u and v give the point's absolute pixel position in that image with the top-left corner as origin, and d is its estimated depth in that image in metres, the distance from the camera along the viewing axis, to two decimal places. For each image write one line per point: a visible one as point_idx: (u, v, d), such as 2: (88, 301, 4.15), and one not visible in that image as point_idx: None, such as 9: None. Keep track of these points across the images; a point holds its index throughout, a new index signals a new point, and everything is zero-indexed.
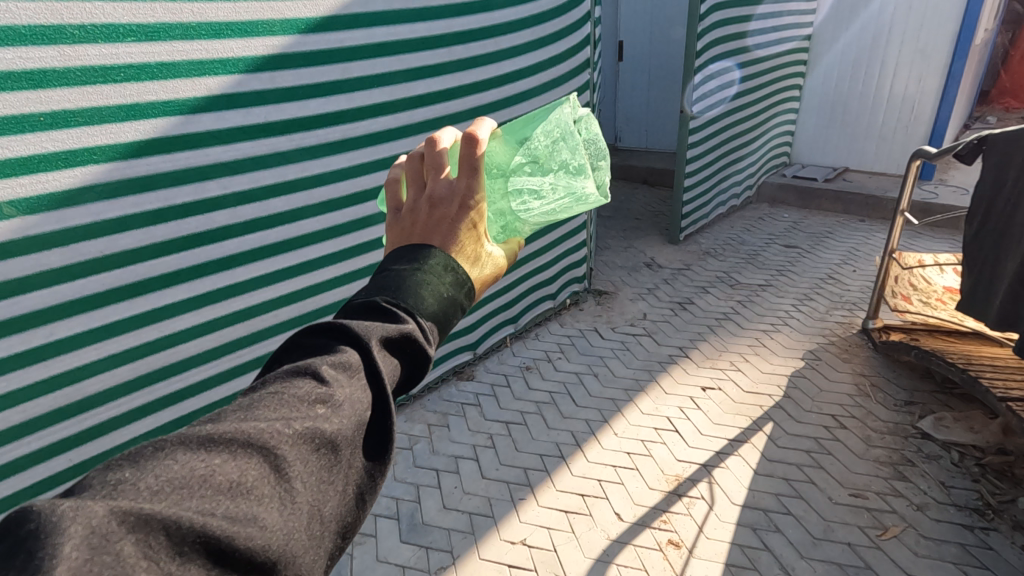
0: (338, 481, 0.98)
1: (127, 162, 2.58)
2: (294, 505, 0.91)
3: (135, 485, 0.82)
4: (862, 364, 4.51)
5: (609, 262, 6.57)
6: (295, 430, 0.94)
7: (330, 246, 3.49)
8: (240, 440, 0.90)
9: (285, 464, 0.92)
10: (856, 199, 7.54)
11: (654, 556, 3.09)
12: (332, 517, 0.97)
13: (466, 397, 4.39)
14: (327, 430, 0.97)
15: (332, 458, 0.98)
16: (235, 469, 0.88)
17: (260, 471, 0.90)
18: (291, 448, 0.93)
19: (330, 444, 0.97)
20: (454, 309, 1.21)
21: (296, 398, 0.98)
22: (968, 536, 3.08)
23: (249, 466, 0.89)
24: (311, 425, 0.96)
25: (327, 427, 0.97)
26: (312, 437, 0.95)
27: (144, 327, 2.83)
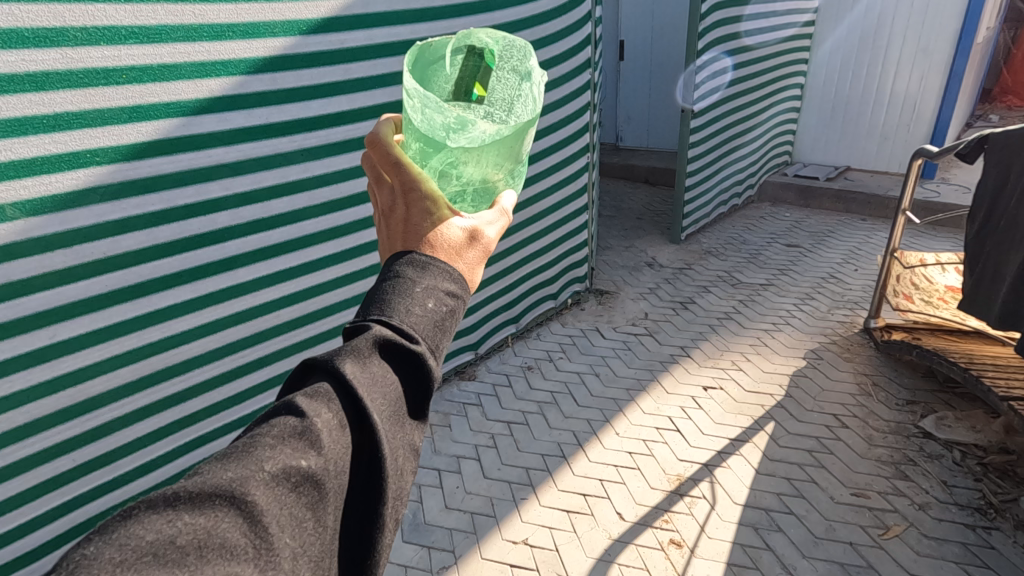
0: (321, 519, 0.95)
1: (130, 164, 2.59)
2: (272, 554, 0.86)
3: (96, 555, 0.77)
4: (864, 363, 4.51)
5: (610, 262, 6.57)
6: (269, 469, 0.92)
7: (332, 247, 3.50)
8: (210, 492, 0.86)
9: (260, 510, 0.88)
10: (858, 198, 7.53)
11: (656, 555, 3.09)
12: (316, 556, 0.93)
13: (468, 397, 4.40)
14: (303, 466, 0.94)
15: (315, 493, 0.95)
16: (205, 524, 0.84)
17: (232, 521, 0.86)
18: (266, 492, 0.90)
19: (307, 482, 0.94)
20: (440, 319, 1.18)
21: (270, 440, 0.96)
22: (970, 535, 3.08)
23: (221, 518, 0.85)
24: (285, 466, 0.93)
25: (303, 465, 0.94)
26: (286, 474, 0.93)
27: (147, 328, 2.83)
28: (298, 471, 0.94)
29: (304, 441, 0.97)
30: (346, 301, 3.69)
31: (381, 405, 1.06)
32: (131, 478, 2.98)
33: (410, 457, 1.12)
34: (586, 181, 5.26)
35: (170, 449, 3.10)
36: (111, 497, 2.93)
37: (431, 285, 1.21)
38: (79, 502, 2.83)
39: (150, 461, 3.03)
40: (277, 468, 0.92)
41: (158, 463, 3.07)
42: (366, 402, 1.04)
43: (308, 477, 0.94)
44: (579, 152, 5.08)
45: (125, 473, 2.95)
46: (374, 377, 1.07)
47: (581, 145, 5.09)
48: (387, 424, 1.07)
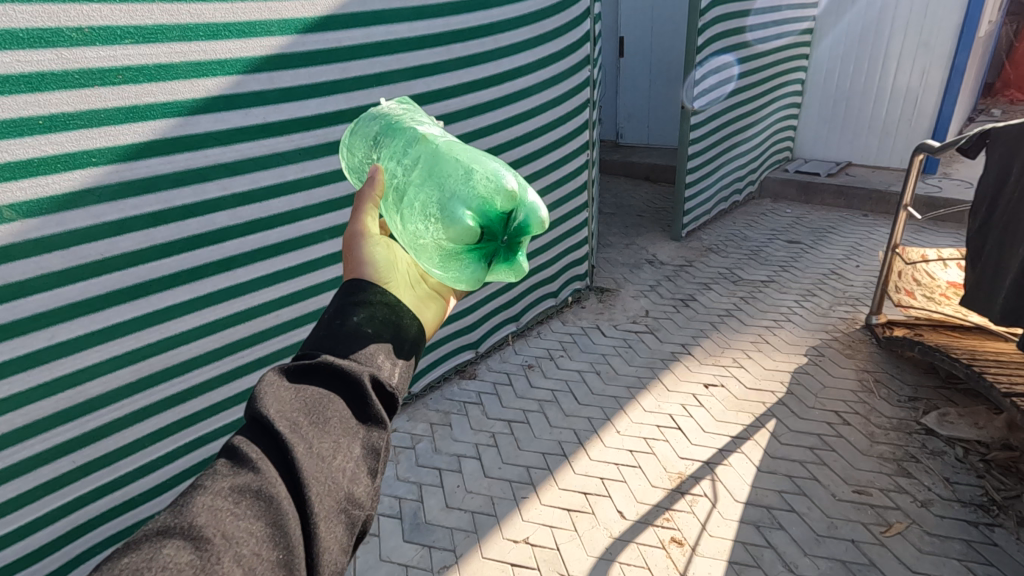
0: (267, 526, 1.02)
1: (127, 164, 2.58)
2: (218, 561, 0.95)
3: None
4: (865, 359, 4.49)
5: (611, 259, 6.55)
6: (209, 495, 1.03)
7: (330, 247, 3.49)
8: (154, 531, 0.97)
9: (200, 531, 0.97)
10: (860, 194, 7.49)
11: (657, 554, 3.08)
12: (270, 558, 0.99)
13: (468, 396, 4.39)
14: (236, 484, 1.04)
15: (260, 504, 1.04)
16: (149, 555, 0.93)
17: (176, 546, 0.95)
18: (204, 514, 0.99)
19: (244, 496, 1.04)
20: (355, 330, 1.39)
21: (205, 477, 1.07)
22: (972, 532, 3.07)
23: (165, 547, 0.94)
24: (220, 490, 1.04)
25: (236, 485, 1.04)
26: (224, 496, 1.03)
27: (146, 329, 2.83)
28: (234, 490, 1.04)
29: (237, 467, 1.08)
30: None
31: (298, 418, 1.16)
32: (131, 479, 2.98)
33: (360, 457, 1.19)
34: (586, 179, 5.24)
35: (170, 450, 3.10)
36: (111, 498, 2.93)
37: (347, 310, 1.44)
38: (80, 503, 2.83)
39: (150, 461, 3.03)
40: (216, 493, 1.03)
41: (158, 464, 3.07)
42: (283, 420, 1.14)
43: (247, 492, 1.04)
44: (578, 149, 5.05)
45: (125, 474, 2.95)
46: (288, 398, 1.19)
47: (581, 142, 5.06)
48: (309, 431, 1.15)
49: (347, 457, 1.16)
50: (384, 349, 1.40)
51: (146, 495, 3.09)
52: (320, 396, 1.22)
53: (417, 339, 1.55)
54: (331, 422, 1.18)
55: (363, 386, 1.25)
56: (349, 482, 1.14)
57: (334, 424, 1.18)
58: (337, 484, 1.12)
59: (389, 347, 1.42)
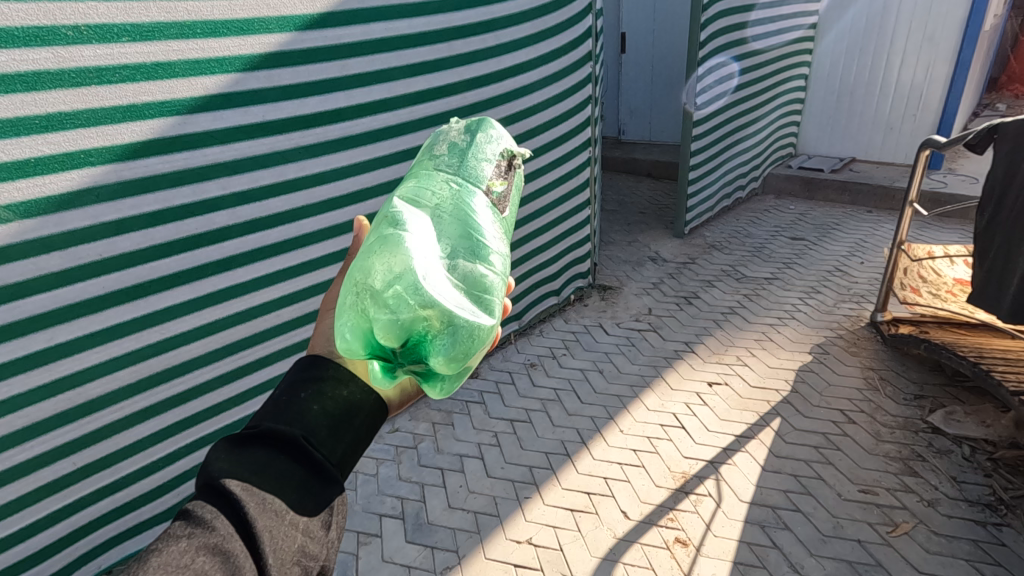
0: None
1: (125, 163, 2.56)
2: None
3: None
4: (870, 357, 4.46)
5: (613, 257, 6.52)
6: (164, 556, 1.02)
7: (331, 246, 3.46)
8: None
9: None
10: (864, 190, 7.43)
11: (662, 554, 3.06)
12: None
13: (470, 395, 4.37)
14: (196, 544, 1.05)
15: (220, 560, 1.05)
16: None
17: None
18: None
19: (203, 555, 1.04)
20: (308, 403, 1.31)
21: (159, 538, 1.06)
22: (980, 532, 3.04)
23: None
24: (180, 550, 1.04)
25: (195, 546, 1.05)
26: (184, 555, 1.03)
27: (146, 329, 2.81)
28: (191, 550, 1.04)
29: (191, 528, 1.08)
30: None
31: (249, 478, 1.17)
32: (132, 481, 2.97)
33: (314, 512, 1.21)
34: (588, 176, 5.20)
35: (171, 451, 3.08)
36: (113, 499, 2.92)
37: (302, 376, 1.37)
38: (81, 505, 2.81)
39: (151, 462, 3.02)
40: (173, 553, 1.03)
41: (159, 465, 3.06)
42: (239, 480, 1.16)
43: (209, 550, 1.06)
44: (580, 146, 5.02)
45: (126, 475, 2.94)
46: (239, 459, 1.20)
47: (582, 139, 5.02)
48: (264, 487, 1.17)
49: (301, 515, 1.18)
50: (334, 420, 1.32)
51: (148, 497, 3.07)
52: (267, 457, 1.22)
53: (374, 411, 1.41)
54: (283, 478, 1.20)
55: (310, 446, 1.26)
56: (304, 534, 1.17)
57: (287, 481, 1.20)
58: (293, 538, 1.15)
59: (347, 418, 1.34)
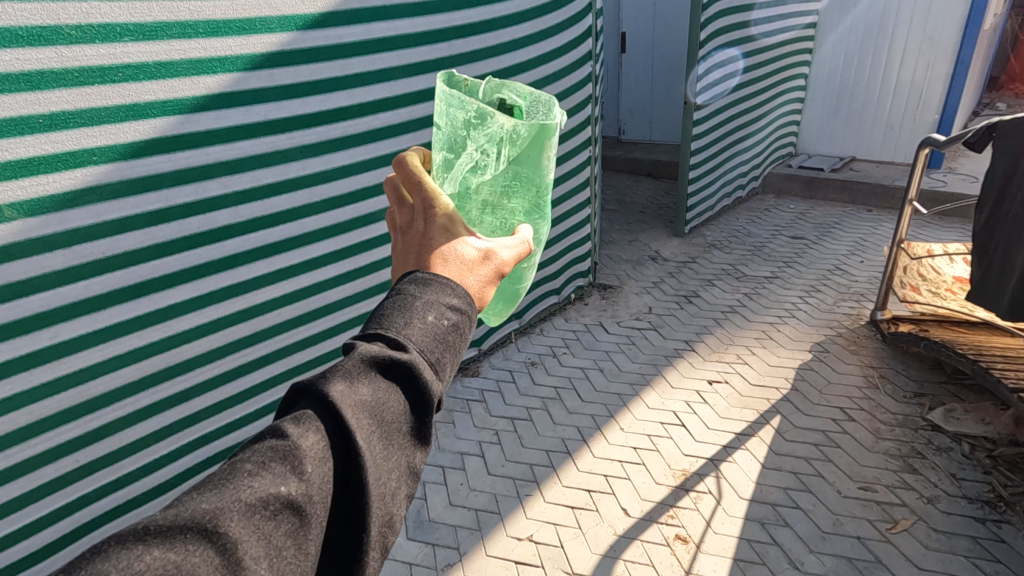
0: (301, 546, 0.92)
1: (127, 163, 2.57)
2: None
3: None
4: (870, 355, 4.47)
5: (614, 256, 6.54)
6: (249, 500, 0.87)
7: (332, 244, 3.48)
8: (183, 528, 0.82)
9: (231, 545, 0.84)
10: (864, 189, 7.44)
11: (662, 551, 3.07)
12: None
13: (472, 393, 4.39)
14: (282, 494, 0.90)
15: (295, 522, 0.91)
16: (174, 558, 0.80)
17: (204, 556, 0.82)
18: (241, 524, 0.86)
19: (286, 510, 0.90)
20: (440, 334, 1.12)
21: (249, 464, 0.92)
22: (979, 528, 3.04)
23: (191, 553, 0.81)
24: (262, 498, 0.89)
25: (279, 497, 0.90)
26: (264, 511, 0.88)
27: (147, 328, 2.82)
28: (276, 502, 0.90)
29: (286, 469, 0.93)
30: (348, 298, 3.69)
31: (369, 427, 1.01)
32: (135, 477, 2.99)
33: (406, 477, 1.07)
34: (588, 175, 5.22)
35: (174, 448, 3.10)
36: (116, 496, 2.94)
37: (433, 300, 1.15)
38: (84, 502, 2.83)
39: (153, 460, 3.04)
40: (258, 501, 0.88)
41: (161, 462, 3.08)
42: (357, 422, 0.99)
43: (288, 507, 0.91)
44: (581, 144, 5.03)
45: (129, 472, 2.96)
46: (359, 393, 1.02)
47: (583, 139, 5.04)
48: (375, 442, 1.01)
49: (396, 476, 1.05)
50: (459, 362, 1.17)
51: (150, 494, 3.09)
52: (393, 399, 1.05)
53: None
54: (392, 434, 1.04)
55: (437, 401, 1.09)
56: (392, 501, 1.04)
57: (398, 433, 1.05)
58: (384, 505, 1.02)
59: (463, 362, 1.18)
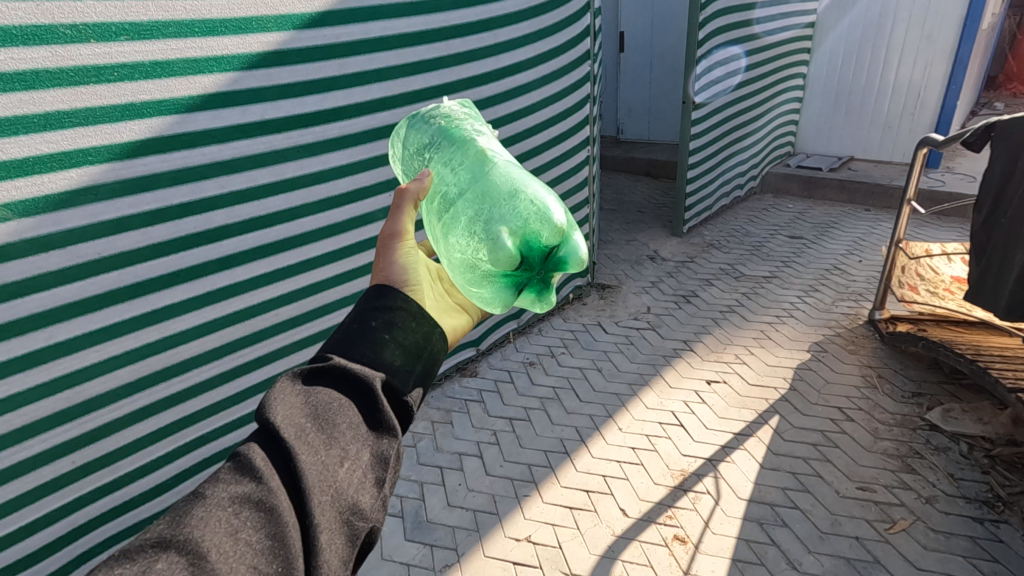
0: (265, 541, 1.01)
1: (123, 163, 2.56)
2: None
3: None
4: (869, 355, 4.47)
5: (612, 255, 6.54)
6: (207, 506, 1.02)
7: (330, 244, 3.47)
8: (152, 543, 0.97)
9: (193, 546, 0.97)
10: (862, 188, 7.44)
11: (660, 552, 3.06)
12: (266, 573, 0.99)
13: (469, 393, 4.40)
14: (237, 494, 1.04)
15: (254, 518, 1.03)
16: (142, 567, 0.93)
17: (170, 561, 0.95)
18: (201, 528, 0.99)
19: (242, 509, 1.03)
20: (360, 333, 1.38)
21: (207, 481, 1.07)
22: (978, 528, 3.04)
23: (158, 560, 0.95)
24: (217, 502, 1.03)
25: (233, 498, 1.04)
26: (221, 511, 1.02)
27: (144, 329, 2.81)
28: (233, 502, 1.04)
29: (238, 474, 1.08)
30: (345, 299, 3.68)
31: (306, 425, 1.16)
32: (131, 479, 2.97)
33: (367, 465, 1.18)
34: (586, 175, 5.22)
35: (170, 449, 3.09)
36: (113, 497, 2.93)
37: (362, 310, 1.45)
38: (80, 503, 2.81)
39: (150, 461, 3.02)
40: (214, 504, 1.02)
41: (157, 463, 3.06)
42: (287, 425, 1.14)
43: (245, 504, 1.04)
44: (580, 144, 5.03)
45: (125, 474, 2.94)
46: (295, 401, 1.19)
47: (582, 138, 5.04)
48: (314, 441, 1.14)
49: (355, 466, 1.16)
50: (401, 356, 1.39)
51: (147, 495, 3.08)
52: (332, 399, 1.22)
53: (440, 346, 1.54)
54: (337, 429, 1.18)
55: (374, 387, 1.25)
56: (354, 490, 1.13)
57: (344, 429, 1.18)
58: (343, 494, 1.11)
59: (402, 356, 1.39)
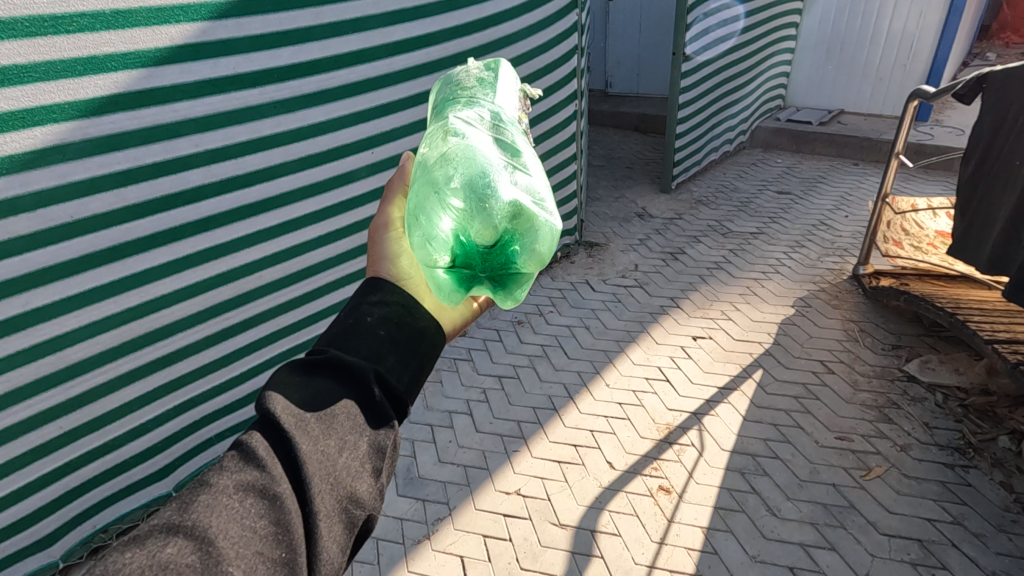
0: (270, 527, 1.02)
1: (90, 120, 2.44)
2: (213, 566, 0.94)
3: None
4: (851, 309, 4.54)
5: (600, 213, 6.49)
6: (212, 493, 1.03)
7: (312, 204, 3.38)
8: (159, 529, 0.97)
9: (200, 531, 0.97)
10: (851, 142, 7.39)
11: (645, 501, 3.16)
12: (272, 558, 1.00)
13: (458, 353, 4.42)
14: (242, 481, 1.05)
15: (259, 504, 1.04)
16: (150, 552, 0.93)
17: (177, 546, 0.95)
18: (207, 515, 0.99)
19: (247, 495, 1.04)
20: (355, 327, 1.40)
21: (211, 470, 1.07)
22: (949, 474, 3.16)
23: (165, 545, 0.95)
24: (222, 489, 1.03)
25: (239, 485, 1.05)
26: (227, 496, 1.03)
27: (124, 293, 2.75)
28: (237, 488, 1.04)
29: (242, 462, 1.09)
30: (331, 260, 3.62)
31: (305, 416, 1.18)
32: (122, 443, 2.94)
33: (366, 454, 1.20)
34: (574, 131, 5.10)
35: (159, 413, 3.05)
36: (103, 461, 2.91)
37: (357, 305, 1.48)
38: (70, 468, 2.80)
39: (138, 426, 2.99)
40: (220, 491, 1.03)
41: (146, 428, 3.02)
42: (286, 416, 1.16)
43: (250, 491, 1.05)
44: (566, 99, 4.89)
45: (113, 438, 2.91)
46: (295, 393, 1.22)
47: (570, 92, 4.91)
48: (314, 430, 1.16)
49: (353, 455, 1.18)
50: (395, 351, 1.40)
51: (138, 459, 3.05)
52: (329, 390, 1.26)
53: (435, 338, 1.52)
54: (335, 419, 1.20)
55: (369, 378, 1.29)
56: (353, 478, 1.15)
57: (341, 419, 1.21)
58: (342, 481, 1.13)
59: (395, 348, 1.41)
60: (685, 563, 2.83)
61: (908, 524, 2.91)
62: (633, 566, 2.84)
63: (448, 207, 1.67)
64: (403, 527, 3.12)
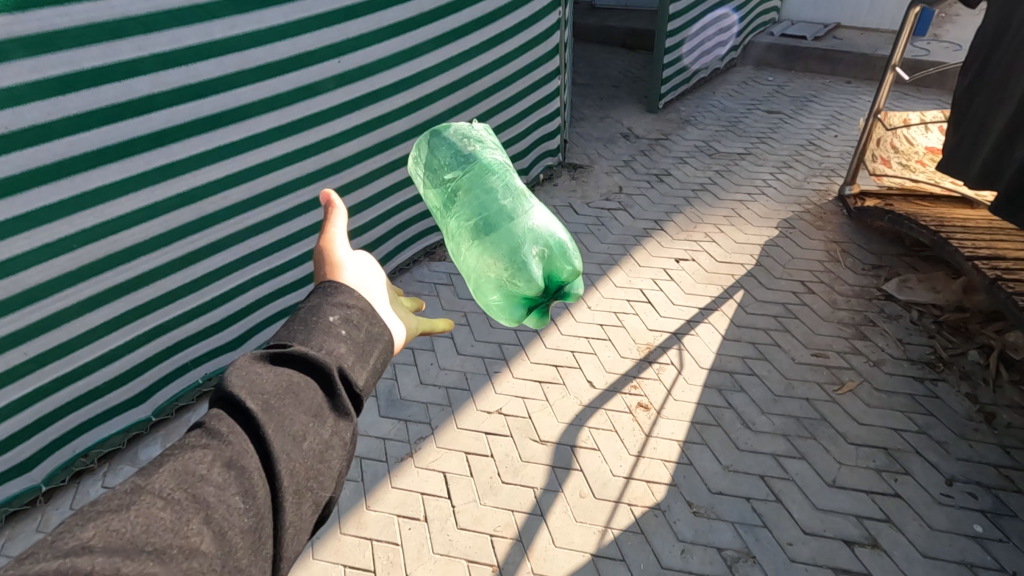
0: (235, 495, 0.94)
1: (13, 17, 2.25)
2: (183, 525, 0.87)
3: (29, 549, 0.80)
4: (834, 230, 4.51)
5: (584, 134, 6.25)
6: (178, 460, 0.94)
7: (274, 118, 3.20)
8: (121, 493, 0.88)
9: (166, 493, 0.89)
10: (846, 58, 7.10)
11: (624, 418, 3.22)
12: (242, 528, 0.92)
13: (438, 277, 4.34)
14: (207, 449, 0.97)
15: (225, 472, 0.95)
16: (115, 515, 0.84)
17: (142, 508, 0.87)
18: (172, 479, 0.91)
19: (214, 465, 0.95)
20: (321, 309, 1.25)
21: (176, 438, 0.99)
22: (918, 387, 3.25)
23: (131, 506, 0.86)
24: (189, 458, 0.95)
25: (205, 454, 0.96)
26: (196, 464, 0.94)
27: (77, 213, 2.62)
28: (203, 458, 0.96)
29: (206, 439, 0.99)
30: (299, 180, 3.47)
31: (275, 390, 1.07)
32: (92, 369, 2.91)
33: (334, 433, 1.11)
34: (558, 42, 5.00)
35: (130, 338, 3.00)
36: (75, 388, 2.88)
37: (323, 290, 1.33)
38: (41, 395, 2.77)
39: (109, 351, 2.94)
40: (186, 458, 0.95)
41: (117, 354, 2.98)
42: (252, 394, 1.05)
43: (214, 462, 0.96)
44: (550, 7, 4.78)
45: (84, 364, 2.87)
46: (265, 370, 1.10)
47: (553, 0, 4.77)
48: (284, 405, 1.06)
49: (320, 436, 1.08)
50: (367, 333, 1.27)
51: (111, 386, 3.02)
52: (297, 373, 1.12)
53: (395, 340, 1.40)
54: (303, 397, 1.09)
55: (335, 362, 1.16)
56: (321, 459, 1.07)
57: (310, 398, 1.10)
58: (310, 459, 1.05)
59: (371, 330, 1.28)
60: (661, 474, 2.92)
61: (876, 433, 3.02)
62: (611, 477, 2.92)
63: (524, 276, 1.95)
64: (387, 447, 3.16)
